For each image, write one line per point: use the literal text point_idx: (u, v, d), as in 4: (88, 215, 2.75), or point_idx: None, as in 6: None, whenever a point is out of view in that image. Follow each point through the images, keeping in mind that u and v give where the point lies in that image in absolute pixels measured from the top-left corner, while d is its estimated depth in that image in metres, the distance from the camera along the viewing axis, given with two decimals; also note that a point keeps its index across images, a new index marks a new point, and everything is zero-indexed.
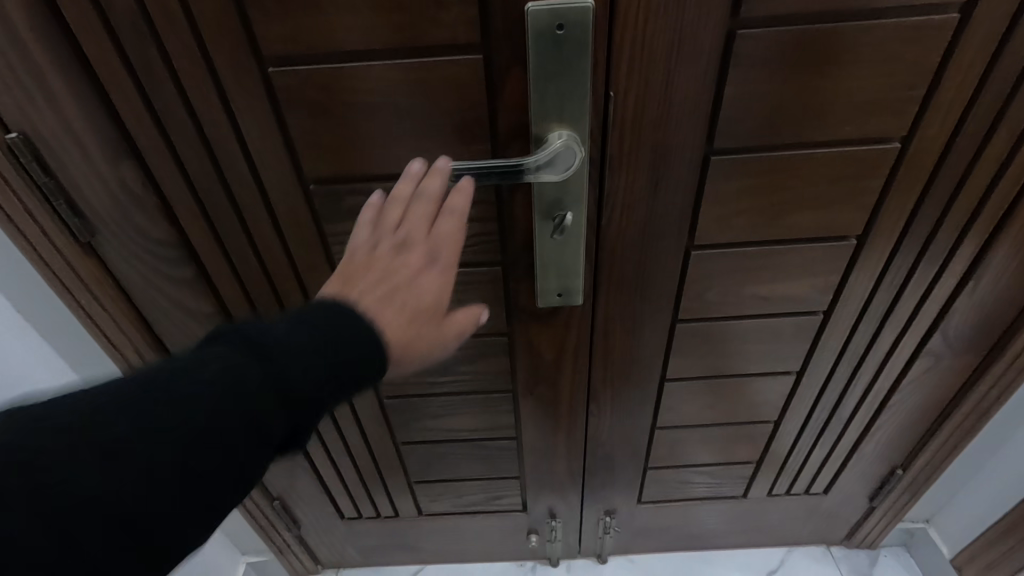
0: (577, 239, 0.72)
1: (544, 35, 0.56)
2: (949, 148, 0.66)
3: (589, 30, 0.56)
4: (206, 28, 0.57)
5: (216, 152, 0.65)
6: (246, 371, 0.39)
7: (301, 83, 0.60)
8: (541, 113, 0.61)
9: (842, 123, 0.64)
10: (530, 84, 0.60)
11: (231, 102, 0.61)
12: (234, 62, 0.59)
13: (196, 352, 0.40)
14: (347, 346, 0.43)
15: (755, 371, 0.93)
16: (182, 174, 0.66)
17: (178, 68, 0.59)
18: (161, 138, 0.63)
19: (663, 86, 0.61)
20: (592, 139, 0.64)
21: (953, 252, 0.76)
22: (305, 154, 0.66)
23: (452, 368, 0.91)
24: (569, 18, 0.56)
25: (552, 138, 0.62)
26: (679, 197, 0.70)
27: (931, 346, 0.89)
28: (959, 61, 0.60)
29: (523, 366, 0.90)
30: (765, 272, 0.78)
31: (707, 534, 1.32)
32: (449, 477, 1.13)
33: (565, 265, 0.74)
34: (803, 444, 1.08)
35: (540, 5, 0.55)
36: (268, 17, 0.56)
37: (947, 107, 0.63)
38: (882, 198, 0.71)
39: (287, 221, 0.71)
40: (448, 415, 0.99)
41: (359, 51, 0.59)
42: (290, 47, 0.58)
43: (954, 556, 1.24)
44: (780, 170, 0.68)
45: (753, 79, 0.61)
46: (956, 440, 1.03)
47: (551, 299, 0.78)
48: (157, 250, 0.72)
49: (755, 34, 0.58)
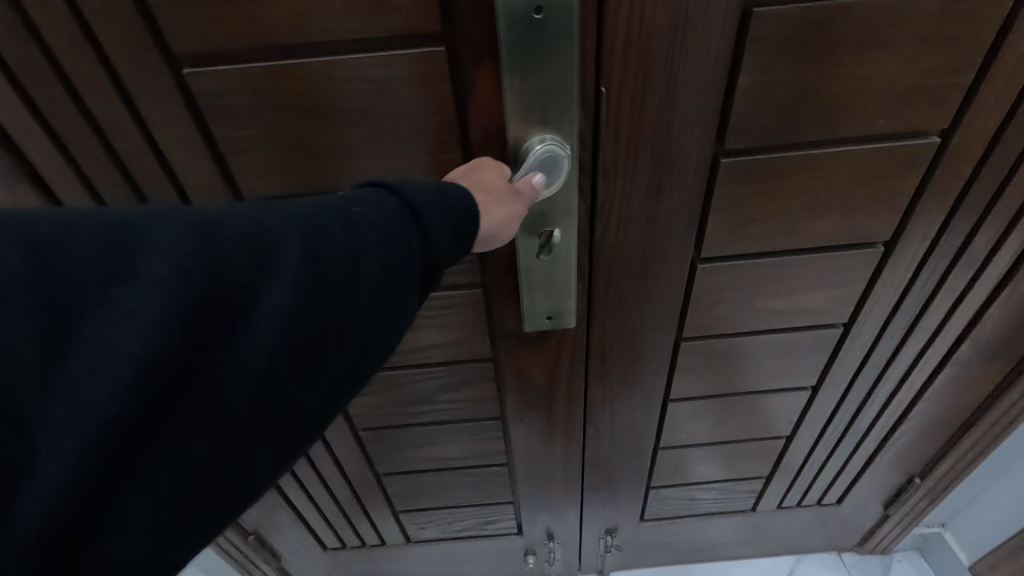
0: (568, 259, 0.62)
1: (518, 19, 0.46)
2: (997, 140, 0.57)
3: (573, 13, 0.46)
4: (100, 21, 0.46)
5: (133, 170, 0.55)
6: (389, 241, 0.36)
7: (227, 87, 0.50)
8: (520, 115, 0.51)
9: (872, 117, 0.55)
10: (505, 79, 0.49)
11: (144, 111, 0.51)
12: (142, 62, 0.48)
13: (335, 204, 0.35)
14: (467, 225, 0.40)
15: (767, 387, 0.85)
16: (94, 198, 0.56)
17: (70, 72, 0.48)
18: (60, 158, 0.53)
19: (665, 77, 0.51)
20: (581, 143, 0.55)
21: (993, 254, 0.67)
22: (241, 171, 0.56)
23: (433, 397, 0.82)
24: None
25: (535, 145, 0.52)
26: (684, 206, 0.61)
27: (960, 354, 0.81)
28: (1019, 36, 0.50)
29: (512, 392, 0.81)
30: (780, 285, 0.69)
31: (714, 546, 1.26)
32: (438, 505, 1.05)
33: (555, 286, 0.65)
34: (816, 456, 1.01)
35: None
36: (174, 5, 0.46)
37: (999, 91, 0.53)
38: (915, 200, 0.62)
39: None
40: (433, 444, 0.91)
41: (293, 44, 0.48)
42: (208, 44, 0.48)
43: (973, 562, 1.18)
44: (800, 173, 0.59)
45: (770, 66, 0.51)
46: (981, 449, 0.96)
47: (540, 322, 0.69)
48: None
49: (774, 11, 0.48)
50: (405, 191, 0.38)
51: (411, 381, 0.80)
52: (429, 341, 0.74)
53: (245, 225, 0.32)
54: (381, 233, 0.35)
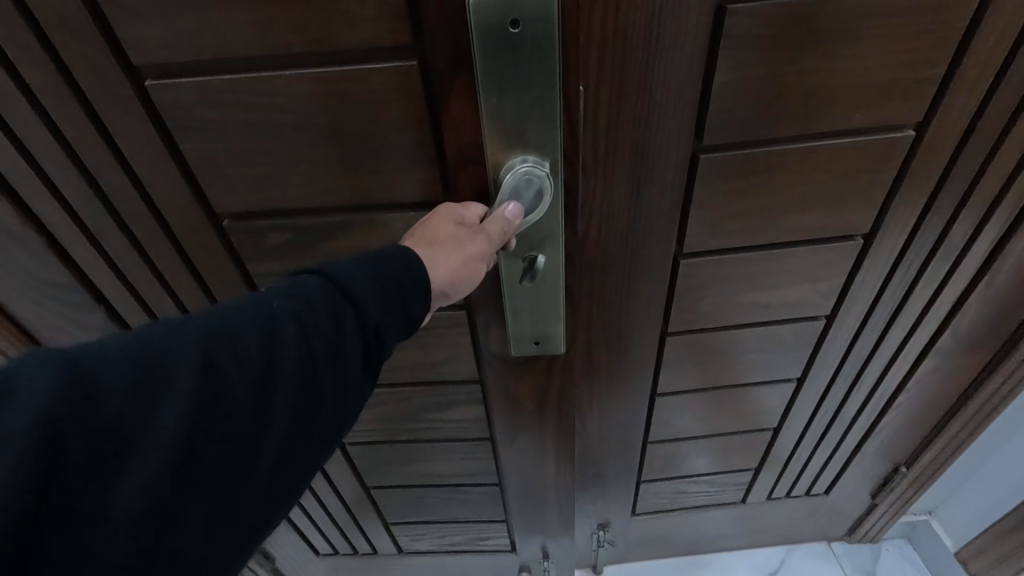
0: (555, 282, 0.57)
1: (493, 34, 0.42)
2: (970, 132, 0.58)
3: (553, 28, 0.42)
4: (60, 33, 0.47)
5: (101, 180, 0.56)
6: (318, 330, 0.35)
7: (189, 99, 0.50)
8: (499, 138, 0.47)
9: (847, 112, 0.56)
10: (481, 99, 0.45)
11: (109, 123, 0.52)
12: (104, 75, 0.49)
13: (254, 302, 0.35)
14: (415, 292, 0.39)
15: (752, 381, 0.85)
16: (63, 207, 0.57)
17: (33, 84, 0.49)
18: (30, 169, 0.54)
19: (642, 78, 0.52)
20: (567, 166, 0.49)
21: (972, 240, 0.68)
22: (208, 184, 0.57)
23: (422, 417, 0.84)
24: (523, 10, 0.41)
25: (513, 167, 0.48)
26: (664, 205, 0.61)
27: (940, 345, 0.82)
28: (990, 28, 0.51)
29: (499, 410, 0.74)
30: (761, 279, 0.70)
31: (707, 539, 1.27)
32: (427, 519, 1.05)
33: (542, 311, 0.59)
34: (804, 448, 1.02)
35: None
36: (134, 18, 0.46)
37: (971, 86, 0.54)
38: (893, 192, 0.62)
39: (198, 255, 0.63)
40: (428, 461, 0.92)
41: (257, 56, 0.48)
42: (169, 57, 0.48)
43: (959, 548, 1.19)
44: (780, 167, 0.59)
45: (745, 64, 0.52)
46: (964, 436, 0.97)
47: (526, 347, 0.63)
48: (59, 291, 0.65)
49: (747, 9, 0.48)
50: (334, 272, 0.37)
51: (395, 394, 0.81)
52: (412, 360, 0.75)
53: (153, 345, 0.31)
54: (308, 325, 0.35)
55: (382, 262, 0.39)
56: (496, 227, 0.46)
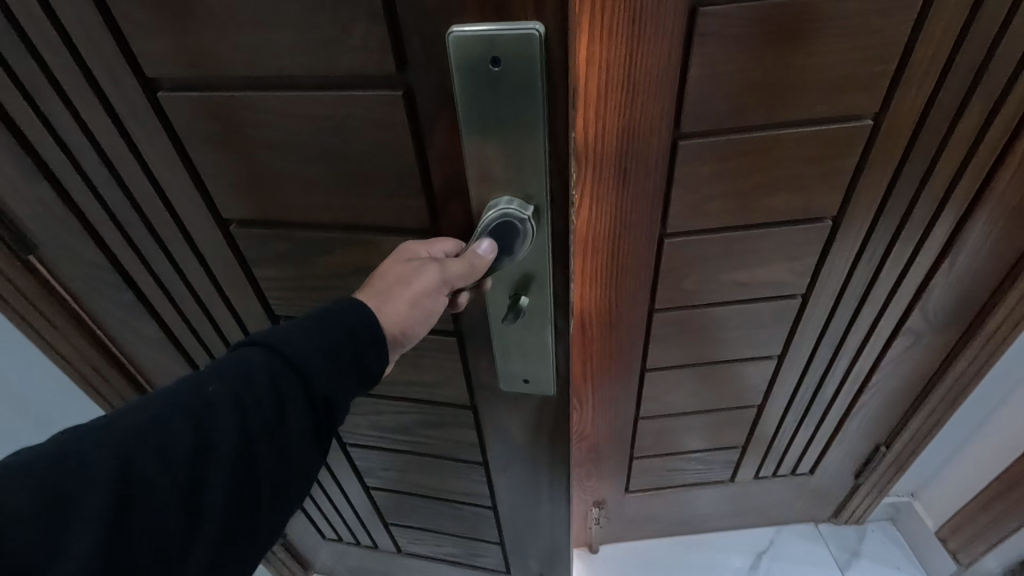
0: (544, 319, 0.57)
1: (474, 70, 0.43)
2: (923, 120, 0.64)
3: (533, 68, 0.42)
4: (88, 47, 0.51)
5: (130, 183, 0.61)
6: (261, 408, 0.40)
7: (197, 113, 0.54)
8: (484, 168, 0.49)
9: (812, 102, 0.62)
10: (465, 132, 0.47)
11: (132, 130, 0.56)
12: (127, 89, 0.53)
13: (192, 390, 0.39)
14: (372, 349, 0.45)
15: (734, 357, 0.91)
16: (98, 199, 0.63)
17: (67, 90, 0.54)
18: (69, 163, 0.60)
19: (625, 67, 0.59)
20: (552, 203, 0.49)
21: (931, 226, 0.75)
22: (218, 192, 0.60)
23: (414, 429, 0.88)
24: (505, 50, 0.42)
25: (493, 210, 0.49)
26: (648, 188, 0.69)
27: (909, 324, 0.88)
28: (932, 28, 0.57)
29: (494, 439, 0.79)
30: (742, 259, 0.77)
31: (700, 519, 1.32)
32: (422, 526, 1.10)
33: (533, 342, 0.60)
34: (787, 427, 1.07)
35: (467, 31, 0.42)
36: (147, 35, 0.49)
37: (920, 77, 0.61)
38: (858, 175, 0.69)
39: (213, 257, 0.68)
40: (425, 472, 0.96)
41: (256, 77, 0.50)
42: (181, 73, 0.51)
43: (939, 527, 1.24)
44: (754, 151, 0.66)
45: (717, 59, 0.58)
46: (940, 413, 1.02)
47: (516, 379, 0.66)
48: (95, 274, 0.70)
49: (717, 11, 0.55)
50: (278, 347, 0.42)
51: (394, 407, 0.85)
52: (409, 378, 0.79)
53: (86, 451, 0.35)
54: (248, 403, 0.40)
55: (328, 319, 0.44)
56: (453, 271, 0.48)
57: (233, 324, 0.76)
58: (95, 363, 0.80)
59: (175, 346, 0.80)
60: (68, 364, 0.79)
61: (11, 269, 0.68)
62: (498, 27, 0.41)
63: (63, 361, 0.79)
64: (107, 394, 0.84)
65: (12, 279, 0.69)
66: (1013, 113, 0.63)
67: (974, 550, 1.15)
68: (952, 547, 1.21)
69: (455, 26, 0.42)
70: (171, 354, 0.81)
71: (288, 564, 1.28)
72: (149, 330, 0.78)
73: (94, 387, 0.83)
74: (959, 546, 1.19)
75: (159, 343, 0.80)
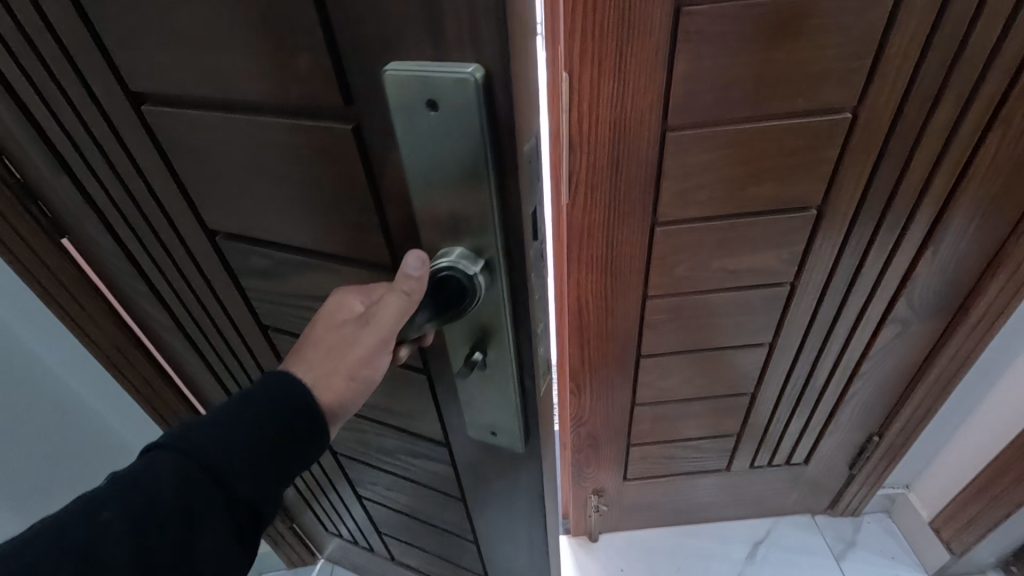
0: (506, 382, 0.48)
1: (412, 113, 0.37)
2: (899, 113, 0.68)
3: (470, 116, 0.35)
4: (78, 54, 0.48)
5: (131, 186, 0.58)
6: (169, 520, 0.39)
7: (174, 127, 0.49)
8: (437, 219, 0.41)
9: (793, 96, 0.67)
10: (411, 183, 0.41)
11: (124, 135, 0.53)
12: (110, 91, 0.49)
13: (83, 518, 0.38)
14: (309, 433, 0.45)
15: (725, 344, 0.95)
16: (109, 198, 0.61)
17: (69, 92, 0.52)
18: (80, 161, 0.59)
19: (616, 64, 0.64)
20: (510, 259, 0.41)
21: (910, 218, 0.78)
22: (204, 206, 0.56)
23: (398, 455, 0.81)
24: (440, 92, 0.35)
25: (440, 259, 0.42)
26: (641, 175, 0.73)
27: (895, 313, 0.91)
28: (902, 26, 0.61)
29: (469, 480, 0.71)
30: (735, 247, 0.81)
31: (699, 508, 1.35)
32: (410, 541, 1.06)
33: (496, 404, 0.51)
34: (780, 415, 1.10)
35: (403, 68, 0.36)
36: (120, 43, 0.45)
37: (896, 71, 0.64)
38: (838, 166, 0.73)
39: (209, 267, 0.64)
40: (405, 494, 0.90)
41: (220, 97, 0.44)
42: (154, 85, 0.47)
43: (933, 518, 1.26)
44: (740, 142, 0.70)
45: (703, 55, 0.63)
46: (931, 400, 1.05)
47: (484, 436, 0.56)
48: (115, 261, 0.71)
49: (701, 10, 0.60)
50: (196, 451, 0.40)
51: (375, 428, 0.78)
52: (386, 406, 0.71)
53: None
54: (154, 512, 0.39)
55: (245, 414, 0.42)
56: (404, 317, 0.43)
57: (231, 329, 0.72)
58: (115, 341, 0.83)
59: (184, 338, 0.80)
60: (90, 342, 0.81)
61: (42, 248, 0.71)
62: (434, 66, 0.35)
63: (85, 337, 0.81)
64: (128, 373, 0.87)
65: (40, 255, 0.71)
66: (985, 105, 0.67)
67: (966, 539, 1.17)
68: (946, 537, 1.22)
69: (392, 63, 0.36)
70: (183, 345, 0.82)
71: (299, 546, 1.33)
72: (165, 321, 0.78)
73: (115, 364, 0.85)
74: (952, 536, 1.20)
75: (175, 334, 0.80)
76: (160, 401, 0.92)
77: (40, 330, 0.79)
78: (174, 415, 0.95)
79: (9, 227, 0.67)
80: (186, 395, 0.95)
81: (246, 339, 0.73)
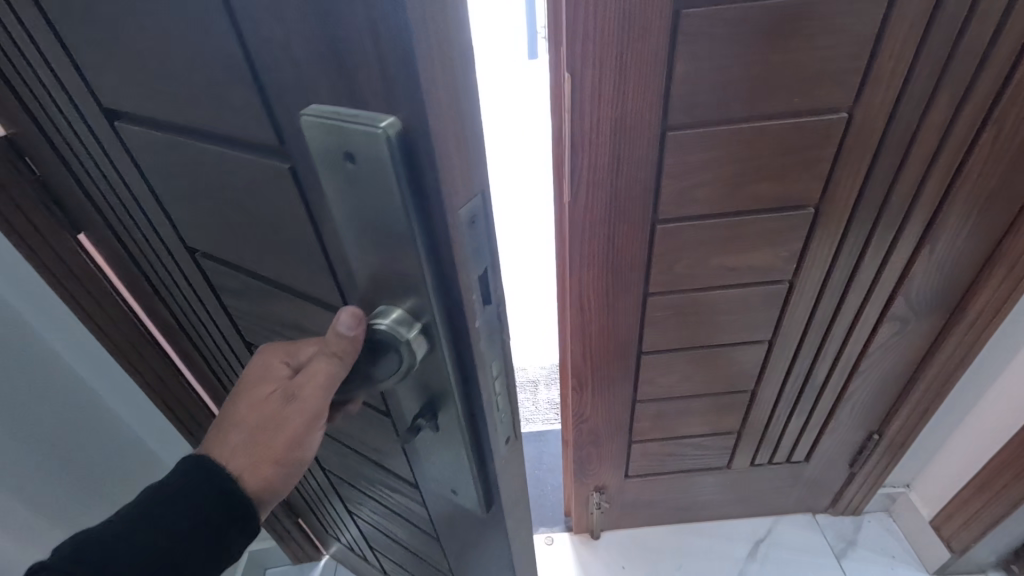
0: (458, 448, 0.44)
1: (332, 167, 0.33)
2: (894, 113, 0.69)
3: (384, 175, 0.30)
4: (60, 68, 0.47)
5: (121, 194, 0.58)
6: None
7: (142, 145, 0.48)
8: (369, 271, 0.37)
9: (790, 96, 0.68)
10: (343, 235, 0.37)
11: (108, 148, 0.52)
12: (89, 104, 0.49)
13: None
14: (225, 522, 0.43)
15: (726, 341, 0.96)
16: (107, 201, 0.63)
17: (59, 102, 0.52)
18: (80, 165, 0.60)
19: (616, 65, 0.66)
20: (451, 326, 0.37)
21: (907, 217, 0.80)
22: (181, 223, 0.55)
23: (378, 488, 0.77)
24: (355, 144, 0.31)
25: (376, 319, 0.37)
26: (640, 173, 0.74)
27: (893, 311, 0.92)
28: (896, 29, 0.63)
29: (444, 533, 0.65)
30: (734, 244, 0.82)
31: (702, 506, 1.36)
32: (396, 563, 1.04)
33: (451, 465, 0.47)
34: (781, 412, 1.11)
35: (321, 115, 0.32)
36: (91, 61, 0.44)
37: (890, 72, 0.66)
38: (835, 165, 0.74)
39: (195, 279, 0.64)
40: (387, 522, 0.87)
41: (181, 123, 0.42)
42: (122, 103, 0.45)
43: (933, 516, 1.26)
44: (738, 141, 0.72)
45: (701, 56, 0.65)
46: (930, 398, 1.06)
47: (446, 490, 0.52)
48: (125, 259, 0.73)
49: (700, 13, 0.62)
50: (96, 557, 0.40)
51: (356, 458, 0.75)
52: (363, 441, 0.68)
53: None
54: None
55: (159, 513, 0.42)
56: (337, 382, 0.40)
57: (221, 336, 0.73)
58: (128, 339, 0.83)
59: (188, 336, 0.81)
60: (103, 340, 0.82)
61: (60, 245, 0.72)
62: (351, 117, 0.31)
63: (99, 335, 0.81)
64: (143, 372, 0.87)
65: (58, 252, 0.72)
66: (980, 103, 0.68)
67: (966, 537, 1.17)
68: (946, 535, 1.23)
69: (310, 106, 0.33)
70: (189, 342, 0.83)
71: (302, 545, 1.35)
72: (172, 318, 0.79)
73: (130, 364, 0.86)
74: (951, 534, 1.21)
75: (183, 331, 0.82)
76: (171, 400, 0.92)
77: (64, 327, 0.79)
78: (184, 415, 0.95)
79: (29, 223, 0.69)
80: (196, 392, 0.96)
81: (234, 347, 0.72)
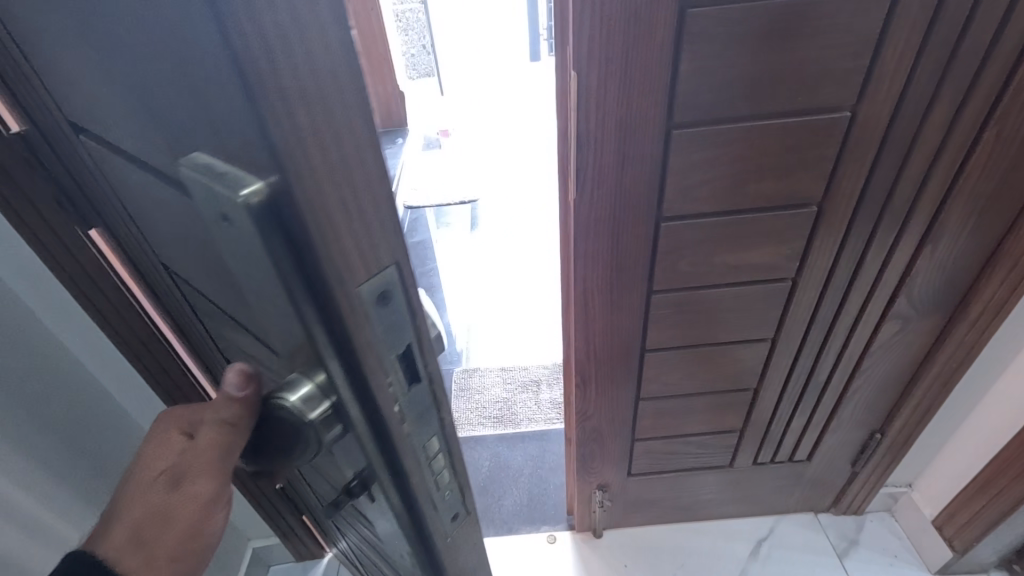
0: (397, 519, 0.39)
1: (214, 228, 0.26)
2: (897, 112, 0.70)
3: (265, 252, 0.23)
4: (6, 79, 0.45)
5: (95, 202, 0.57)
6: None
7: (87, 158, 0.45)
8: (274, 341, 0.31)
9: (793, 96, 0.69)
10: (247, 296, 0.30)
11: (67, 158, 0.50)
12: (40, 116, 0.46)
13: None
14: None
15: (728, 339, 0.97)
16: (89, 206, 0.61)
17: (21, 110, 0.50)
18: (60, 169, 0.58)
19: (621, 62, 0.66)
20: (369, 409, 0.31)
21: (909, 216, 0.80)
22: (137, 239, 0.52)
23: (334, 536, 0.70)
24: (224, 209, 0.23)
25: (283, 393, 0.31)
26: (645, 170, 0.75)
27: (895, 311, 0.92)
28: (899, 29, 0.63)
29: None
30: (736, 242, 0.83)
31: (704, 505, 1.37)
32: None
33: (393, 531, 0.42)
34: (783, 411, 1.12)
35: (201, 165, 0.25)
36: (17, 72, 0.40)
37: (893, 72, 0.67)
38: (838, 163, 0.75)
39: (162, 292, 0.61)
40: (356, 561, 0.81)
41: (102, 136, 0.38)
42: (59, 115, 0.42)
43: (935, 516, 1.26)
44: (742, 140, 0.73)
45: (705, 55, 0.65)
46: (930, 398, 1.06)
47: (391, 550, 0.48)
48: (121, 263, 0.70)
49: (704, 12, 0.63)
50: None
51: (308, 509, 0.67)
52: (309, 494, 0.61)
53: None
54: None
55: None
56: (234, 453, 0.36)
57: (196, 347, 0.70)
58: (134, 333, 0.84)
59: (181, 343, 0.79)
60: (110, 334, 0.83)
61: (71, 241, 0.73)
62: (222, 173, 0.23)
63: (109, 329, 0.82)
64: (151, 367, 0.88)
65: (68, 247, 0.73)
66: (982, 102, 0.69)
67: (968, 537, 1.18)
68: (948, 534, 1.23)
69: (198, 152, 0.25)
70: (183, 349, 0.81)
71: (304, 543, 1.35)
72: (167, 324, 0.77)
73: (137, 357, 0.87)
74: (954, 534, 1.21)
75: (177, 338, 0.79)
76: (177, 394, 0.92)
77: (66, 320, 0.79)
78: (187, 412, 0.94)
79: (42, 218, 0.70)
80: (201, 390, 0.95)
81: (208, 361, 0.69)
